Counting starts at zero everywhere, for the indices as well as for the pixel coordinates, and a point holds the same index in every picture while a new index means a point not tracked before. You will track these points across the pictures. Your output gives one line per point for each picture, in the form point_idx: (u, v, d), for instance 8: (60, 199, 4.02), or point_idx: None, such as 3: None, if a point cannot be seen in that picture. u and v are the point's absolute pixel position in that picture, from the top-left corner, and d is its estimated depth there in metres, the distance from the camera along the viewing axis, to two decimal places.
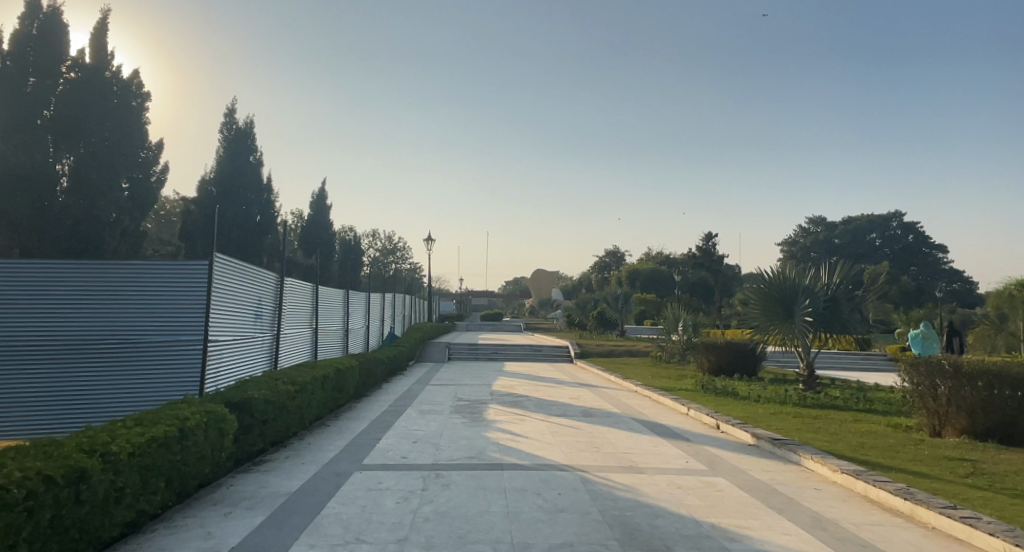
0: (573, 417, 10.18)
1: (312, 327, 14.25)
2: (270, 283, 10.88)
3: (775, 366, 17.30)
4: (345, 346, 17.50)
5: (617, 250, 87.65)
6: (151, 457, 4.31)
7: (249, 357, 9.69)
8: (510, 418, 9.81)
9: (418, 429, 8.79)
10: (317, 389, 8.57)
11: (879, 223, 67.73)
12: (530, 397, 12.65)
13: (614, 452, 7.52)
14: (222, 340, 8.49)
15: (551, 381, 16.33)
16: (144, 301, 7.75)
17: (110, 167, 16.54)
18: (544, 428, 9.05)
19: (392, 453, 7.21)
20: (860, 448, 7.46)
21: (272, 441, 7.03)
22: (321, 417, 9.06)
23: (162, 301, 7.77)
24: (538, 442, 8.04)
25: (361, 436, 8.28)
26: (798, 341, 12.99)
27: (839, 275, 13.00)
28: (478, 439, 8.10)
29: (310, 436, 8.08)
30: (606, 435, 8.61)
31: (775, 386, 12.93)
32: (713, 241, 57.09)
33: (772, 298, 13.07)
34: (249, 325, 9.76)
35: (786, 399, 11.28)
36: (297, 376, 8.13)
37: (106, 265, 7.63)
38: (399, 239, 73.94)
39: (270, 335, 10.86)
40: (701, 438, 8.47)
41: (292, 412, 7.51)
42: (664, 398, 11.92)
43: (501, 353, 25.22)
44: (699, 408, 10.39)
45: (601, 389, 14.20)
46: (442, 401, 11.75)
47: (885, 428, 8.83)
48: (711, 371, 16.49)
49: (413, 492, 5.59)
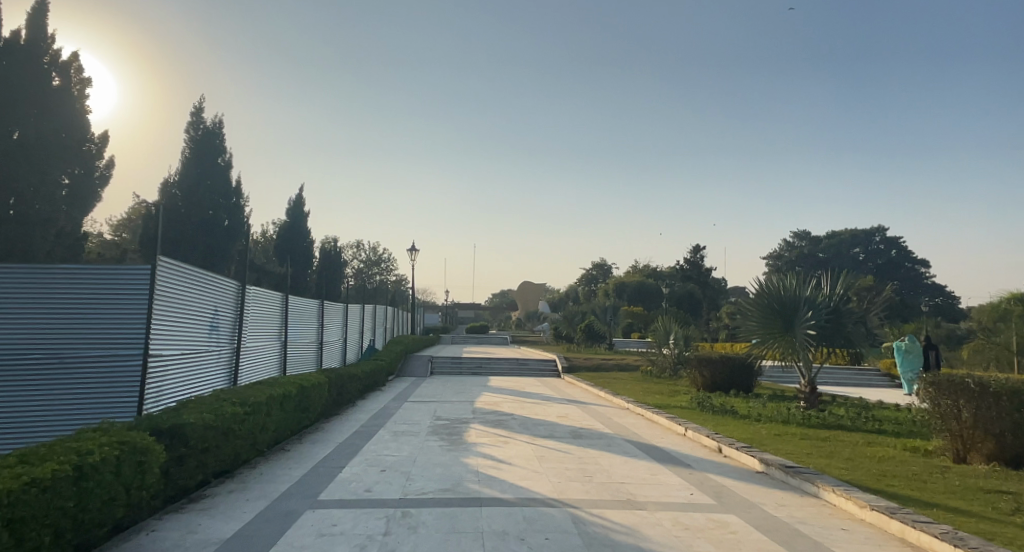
0: (561, 439, 9.30)
1: (280, 339, 13.25)
2: (231, 290, 9.98)
3: (771, 382, 16.59)
4: (320, 360, 16.43)
5: (604, 263, 87.32)
6: (28, 507, 3.36)
7: (203, 373, 8.76)
8: (492, 441, 8.90)
9: (389, 455, 7.87)
10: (274, 410, 7.66)
11: (862, 238, 67.96)
12: (515, 415, 11.74)
13: (609, 482, 6.65)
14: (169, 352, 7.57)
15: (538, 397, 15.43)
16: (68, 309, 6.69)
17: (45, 161, 14.20)
18: (530, 452, 8.14)
19: (354, 486, 6.26)
20: (883, 477, 6.65)
21: (215, 471, 6.12)
22: (280, 441, 8.14)
23: (93, 308, 6.77)
24: (522, 469, 7.15)
25: (322, 464, 7.30)
26: (799, 356, 12.18)
27: (842, 285, 12.26)
28: (454, 467, 7.17)
29: (263, 463, 7.16)
30: (598, 460, 7.75)
31: (775, 404, 12.16)
32: (700, 252, 56.97)
33: (771, 310, 12.31)
34: (204, 337, 8.84)
35: (789, 419, 10.51)
36: (252, 396, 7.24)
37: (22, 266, 6.57)
38: (384, 251, 72.89)
39: (230, 347, 9.93)
40: (703, 464, 7.63)
41: (241, 436, 6.62)
42: (659, 416, 11.05)
43: (487, 368, 24.31)
44: (698, 429, 9.56)
45: (590, 407, 13.35)
46: (420, 421, 10.82)
47: (903, 453, 8.05)
48: (705, 387, 15.72)
49: (372, 539, 4.67)
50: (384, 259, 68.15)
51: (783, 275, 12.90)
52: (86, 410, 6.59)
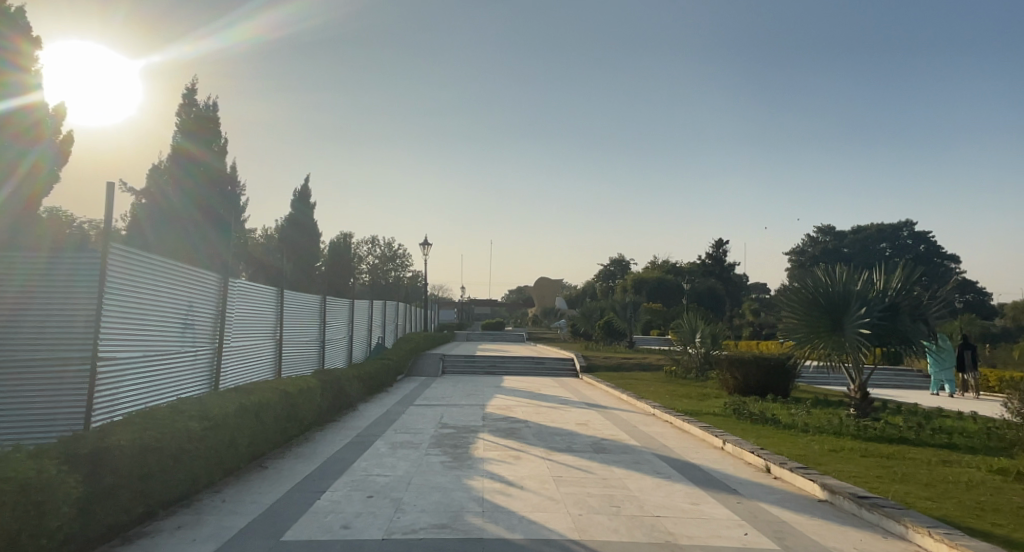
0: (581, 453, 8.11)
1: (275, 338, 12.21)
2: (211, 283, 8.97)
3: (809, 383, 15.28)
4: (321, 360, 15.36)
5: (623, 259, 85.68)
6: None
7: (172, 378, 7.66)
8: (502, 456, 7.73)
9: (381, 474, 6.76)
10: (246, 424, 6.58)
11: (889, 233, 65.89)
12: (530, 423, 10.56)
13: (641, 514, 5.46)
14: (133, 350, 6.47)
15: (555, 400, 14.22)
16: (26, 303, 5.43)
17: None
18: (546, 471, 6.97)
19: (330, 521, 5.15)
20: (982, 512, 5.36)
21: (163, 499, 5.07)
22: (257, 456, 7.07)
23: (66, 308, 5.55)
24: (537, 495, 6.00)
25: (299, 488, 6.18)
26: (848, 357, 10.84)
27: (899, 278, 10.85)
28: (455, 493, 6.00)
29: (229, 486, 6.08)
30: (626, 482, 6.56)
31: (820, 411, 10.89)
32: (722, 246, 55.60)
33: (816, 306, 10.97)
34: (177, 334, 7.80)
35: (842, 430, 9.23)
36: (218, 406, 6.18)
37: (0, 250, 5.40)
38: (400, 246, 71.48)
39: (209, 347, 8.88)
40: (752, 489, 6.38)
41: (199, 457, 5.56)
42: (691, 426, 9.82)
43: (501, 367, 23.16)
44: (739, 443, 8.33)
45: (613, 413, 12.14)
46: (422, 429, 9.68)
47: (991, 476, 6.74)
48: (737, 390, 14.45)
49: None
50: (399, 255, 66.94)
51: (829, 268, 11.56)
52: (42, 431, 5.32)
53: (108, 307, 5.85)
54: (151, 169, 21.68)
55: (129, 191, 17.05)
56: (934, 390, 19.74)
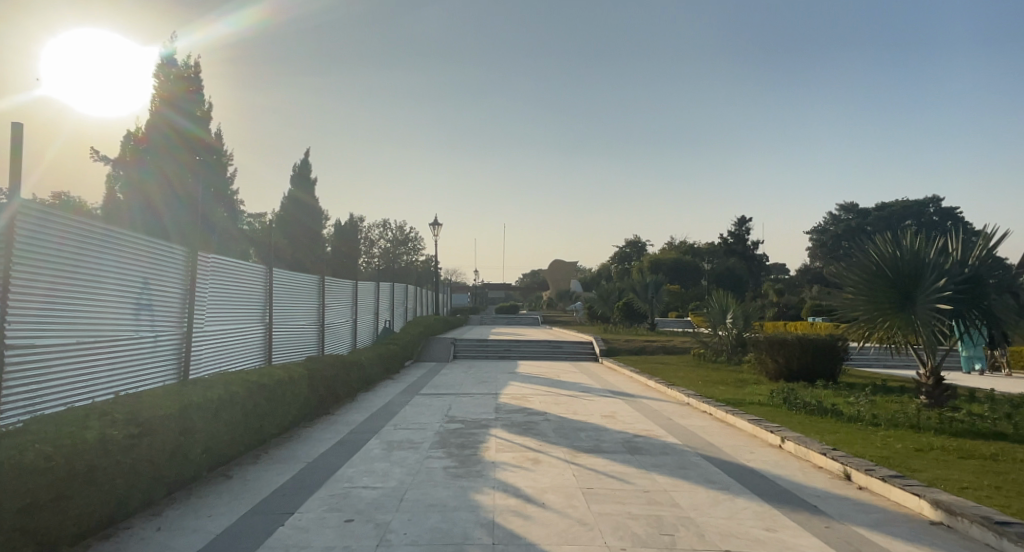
0: (613, 454, 6.76)
1: (264, 323, 10.91)
2: (175, 256, 7.59)
3: (857, 367, 13.81)
4: (321, 344, 14.11)
5: (639, 241, 83.68)
6: None
7: (125, 369, 6.35)
8: (518, 460, 6.39)
9: (369, 486, 5.44)
10: (201, 426, 5.29)
11: (914, 209, 63.73)
12: (550, 416, 9.21)
13: (704, 546, 4.09)
14: (80, 335, 5.52)
15: (576, 388, 12.88)
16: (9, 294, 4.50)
17: None
18: (573, 481, 5.62)
19: None
20: None
21: (64, 536, 3.77)
22: (217, 463, 5.79)
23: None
24: (563, 516, 4.65)
25: (262, 507, 4.88)
26: (919, 339, 9.34)
27: (984, 246, 9.24)
28: (458, 514, 4.66)
29: (172, 508, 4.78)
30: (676, 496, 5.20)
31: (885, 400, 9.48)
32: (744, 224, 53.64)
33: (882, 279, 9.47)
34: (132, 315, 6.51)
35: (921, 423, 7.82)
36: (155, 405, 4.85)
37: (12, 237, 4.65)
38: (410, 229, 69.86)
39: (176, 331, 7.54)
40: (838, 507, 4.99)
41: (123, 472, 4.24)
42: (739, 419, 8.43)
43: (517, 352, 21.87)
44: (803, 440, 6.94)
45: (642, 402, 10.81)
46: (426, 425, 8.35)
47: None
48: (780, 375, 13.01)
49: None
50: (411, 238, 65.45)
51: (899, 236, 10.00)
52: None
53: (19, 284, 4.69)
54: (126, 135, 20.12)
55: (107, 162, 15.72)
56: (967, 370, 18.58)
